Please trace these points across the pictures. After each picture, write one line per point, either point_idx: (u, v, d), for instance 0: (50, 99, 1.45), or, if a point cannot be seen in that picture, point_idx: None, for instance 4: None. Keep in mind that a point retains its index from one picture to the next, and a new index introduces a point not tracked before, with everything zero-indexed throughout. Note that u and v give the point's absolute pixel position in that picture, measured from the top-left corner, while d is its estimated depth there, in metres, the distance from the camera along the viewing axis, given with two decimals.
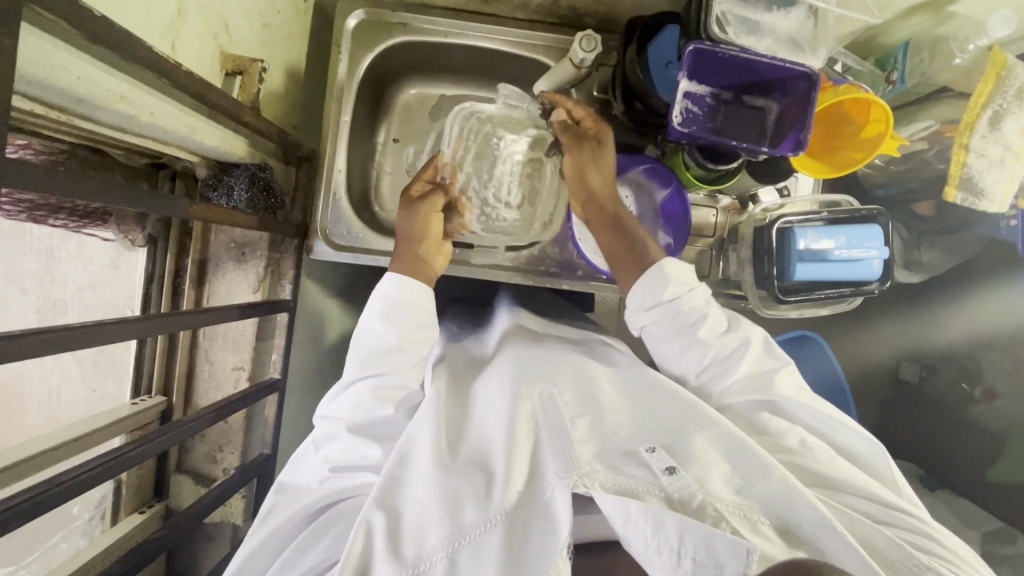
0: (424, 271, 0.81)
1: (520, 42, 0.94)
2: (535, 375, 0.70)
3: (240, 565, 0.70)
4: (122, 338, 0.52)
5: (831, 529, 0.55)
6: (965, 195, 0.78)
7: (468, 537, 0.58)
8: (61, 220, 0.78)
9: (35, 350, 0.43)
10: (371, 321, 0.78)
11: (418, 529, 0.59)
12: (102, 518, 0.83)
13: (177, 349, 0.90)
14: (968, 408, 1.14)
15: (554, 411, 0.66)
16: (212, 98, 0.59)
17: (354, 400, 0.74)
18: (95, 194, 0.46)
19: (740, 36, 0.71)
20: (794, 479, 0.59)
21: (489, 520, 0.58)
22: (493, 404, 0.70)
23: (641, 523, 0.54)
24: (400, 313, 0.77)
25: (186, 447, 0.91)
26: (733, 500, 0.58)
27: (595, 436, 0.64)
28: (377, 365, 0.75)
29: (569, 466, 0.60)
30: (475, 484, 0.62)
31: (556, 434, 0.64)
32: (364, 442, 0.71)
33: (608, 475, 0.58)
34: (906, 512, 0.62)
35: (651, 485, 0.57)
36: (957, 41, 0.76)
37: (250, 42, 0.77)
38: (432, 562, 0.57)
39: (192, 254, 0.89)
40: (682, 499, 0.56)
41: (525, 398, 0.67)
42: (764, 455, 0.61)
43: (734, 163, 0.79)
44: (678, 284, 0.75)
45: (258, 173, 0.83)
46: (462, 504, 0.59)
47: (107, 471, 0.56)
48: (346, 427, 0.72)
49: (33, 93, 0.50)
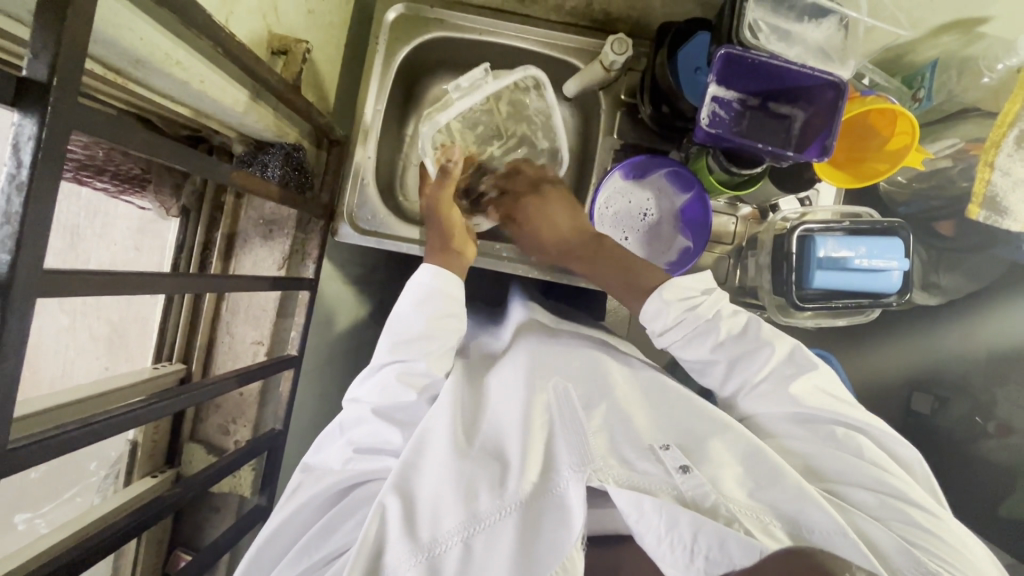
0: (456, 263, 0.81)
1: (537, 40, 0.97)
2: (551, 370, 0.72)
3: (263, 549, 0.71)
4: (157, 290, 0.54)
5: (844, 536, 0.54)
6: (988, 214, 0.78)
7: (482, 524, 0.58)
8: (103, 182, 0.78)
9: (80, 287, 0.44)
10: (403, 306, 0.77)
11: (432, 514, 0.60)
12: (117, 478, 0.84)
13: (200, 319, 0.92)
14: (981, 441, 1.13)
15: (567, 405, 0.68)
16: (259, 72, 0.62)
17: (381, 381, 0.74)
18: (150, 147, 0.48)
19: (771, 43, 0.73)
20: (808, 486, 0.58)
21: (503, 509, 0.58)
22: (508, 394, 0.72)
23: (654, 519, 0.55)
24: (433, 302, 0.76)
25: (201, 416, 0.92)
26: (748, 503, 0.56)
27: (610, 428, 0.64)
28: (402, 349, 0.74)
29: (584, 460, 0.60)
30: (491, 472, 0.62)
31: (571, 428, 0.65)
32: (387, 427, 0.72)
33: (622, 471, 0.59)
34: (920, 509, 0.60)
35: (664, 482, 0.58)
36: (987, 61, 0.78)
37: (294, 24, 0.80)
38: (446, 547, 0.57)
39: (222, 228, 0.91)
40: (695, 498, 0.56)
41: (541, 391, 0.69)
42: (779, 463, 0.61)
43: (758, 168, 0.80)
44: (680, 304, 0.74)
45: (292, 153, 0.86)
46: (477, 492, 0.60)
47: (133, 418, 0.59)
48: (373, 411, 0.72)
49: (96, 52, 0.52)
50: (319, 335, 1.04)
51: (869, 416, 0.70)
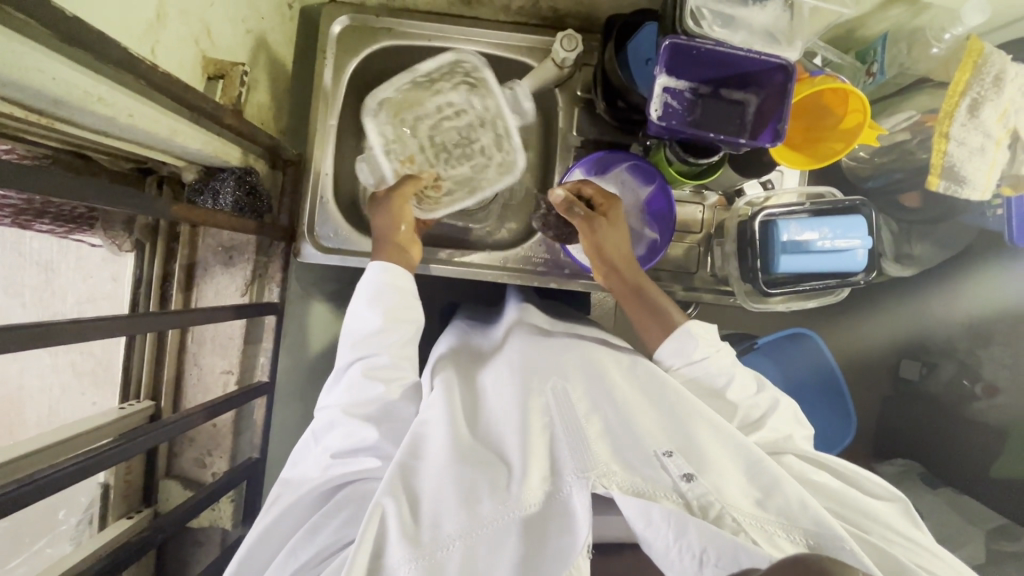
0: (403, 257, 0.79)
1: (486, 41, 0.95)
2: (546, 370, 0.70)
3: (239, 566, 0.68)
4: (94, 334, 0.53)
5: (846, 547, 0.51)
6: (947, 184, 0.79)
7: (483, 530, 0.54)
8: (47, 225, 0.76)
9: (6, 345, 0.44)
10: (356, 304, 0.76)
11: (432, 517, 0.55)
12: (90, 523, 0.82)
13: (165, 354, 0.90)
14: (970, 405, 1.12)
15: (568, 407, 0.64)
16: (191, 100, 0.60)
17: (349, 382, 0.72)
18: (69, 190, 0.47)
19: (715, 30, 0.72)
20: (809, 498, 0.56)
21: (507, 514, 0.54)
22: (504, 395, 0.68)
23: (662, 527, 0.53)
24: (386, 296, 0.75)
25: (176, 451, 0.91)
26: (751, 512, 0.54)
27: (610, 433, 0.60)
28: (362, 346, 0.73)
29: (586, 465, 0.56)
30: (493, 475, 0.58)
31: (571, 430, 0.61)
32: (360, 425, 0.69)
33: (626, 475, 0.55)
34: (908, 540, 0.60)
35: (669, 488, 0.54)
36: (933, 31, 0.75)
37: (232, 45, 0.78)
38: (447, 551, 0.53)
39: (180, 259, 0.89)
40: (700, 506, 0.53)
41: (538, 392, 0.66)
42: (778, 472, 0.59)
43: (716, 156, 0.80)
44: (705, 344, 0.74)
45: (244, 176, 0.84)
46: (479, 496, 0.56)
47: (83, 469, 0.56)
48: (344, 412, 0.70)
49: (11, 95, 0.50)
50: (294, 357, 1.03)
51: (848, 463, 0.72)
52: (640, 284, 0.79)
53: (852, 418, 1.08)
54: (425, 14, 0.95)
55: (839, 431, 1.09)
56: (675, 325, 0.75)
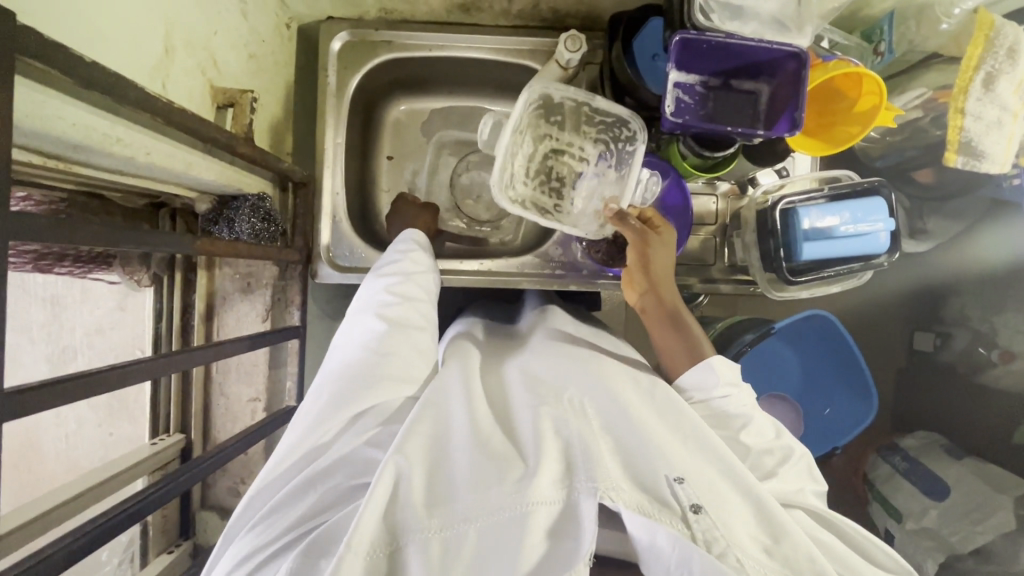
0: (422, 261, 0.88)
1: (487, 48, 0.94)
2: (563, 376, 0.64)
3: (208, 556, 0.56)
4: (132, 379, 0.52)
5: None
6: (966, 159, 0.78)
7: (490, 519, 0.48)
8: (66, 267, 0.77)
9: (55, 399, 0.44)
10: (376, 267, 0.78)
11: (438, 499, 0.49)
12: (132, 561, 0.83)
13: (191, 385, 0.90)
14: (988, 372, 1.12)
15: (584, 414, 0.58)
16: (206, 132, 0.59)
17: (369, 305, 0.71)
18: (101, 239, 0.47)
19: (726, 22, 0.71)
20: (820, 558, 0.50)
21: (516, 508, 0.48)
22: (518, 397, 0.62)
23: (666, 553, 0.48)
24: (413, 256, 0.78)
25: (209, 483, 0.91)
26: (755, 555, 0.49)
27: (625, 446, 0.55)
28: (383, 281, 0.73)
29: (598, 469, 0.51)
30: (505, 464, 0.52)
31: (586, 432, 0.55)
32: (380, 327, 0.66)
33: (636, 493, 0.50)
34: None
35: (673, 513, 0.49)
36: (943, 7, 0.75)
37: (237, 72, 0.77)
38: (448, 537, 0.47)
39: (199, 291, 0.88)
40: (705, 541, 0.48)
41: (554, 393, 0.61)
42: (788, 524, 0.52)
43: (731, 149, 0.79)
44: (726, 382, 0.68)
45: (258, 203, 0.83)
46: (488, 483, 0.50)
47: (129, 515, 0.56)
48: (367, 320, 0.68)
49: (30, 145, 0.50)
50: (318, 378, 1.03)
51: (867, 534, 0.60)
52: (679, 311, 0.75)
53: (873, 397, 1.08)
54: (424, 25, 0.94)
55: (861, 411, 1.10)
56: (702, 356, 0.71)
